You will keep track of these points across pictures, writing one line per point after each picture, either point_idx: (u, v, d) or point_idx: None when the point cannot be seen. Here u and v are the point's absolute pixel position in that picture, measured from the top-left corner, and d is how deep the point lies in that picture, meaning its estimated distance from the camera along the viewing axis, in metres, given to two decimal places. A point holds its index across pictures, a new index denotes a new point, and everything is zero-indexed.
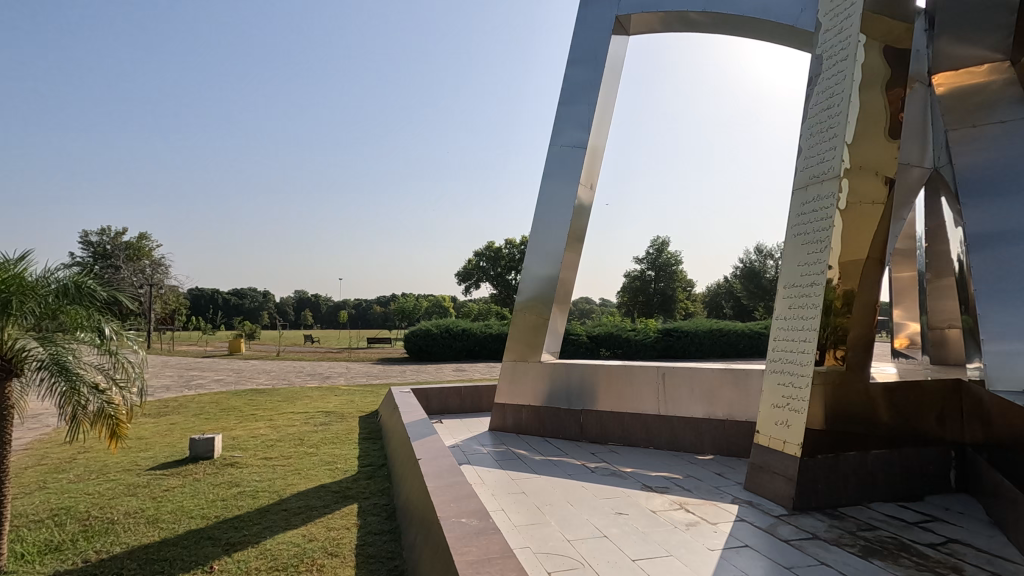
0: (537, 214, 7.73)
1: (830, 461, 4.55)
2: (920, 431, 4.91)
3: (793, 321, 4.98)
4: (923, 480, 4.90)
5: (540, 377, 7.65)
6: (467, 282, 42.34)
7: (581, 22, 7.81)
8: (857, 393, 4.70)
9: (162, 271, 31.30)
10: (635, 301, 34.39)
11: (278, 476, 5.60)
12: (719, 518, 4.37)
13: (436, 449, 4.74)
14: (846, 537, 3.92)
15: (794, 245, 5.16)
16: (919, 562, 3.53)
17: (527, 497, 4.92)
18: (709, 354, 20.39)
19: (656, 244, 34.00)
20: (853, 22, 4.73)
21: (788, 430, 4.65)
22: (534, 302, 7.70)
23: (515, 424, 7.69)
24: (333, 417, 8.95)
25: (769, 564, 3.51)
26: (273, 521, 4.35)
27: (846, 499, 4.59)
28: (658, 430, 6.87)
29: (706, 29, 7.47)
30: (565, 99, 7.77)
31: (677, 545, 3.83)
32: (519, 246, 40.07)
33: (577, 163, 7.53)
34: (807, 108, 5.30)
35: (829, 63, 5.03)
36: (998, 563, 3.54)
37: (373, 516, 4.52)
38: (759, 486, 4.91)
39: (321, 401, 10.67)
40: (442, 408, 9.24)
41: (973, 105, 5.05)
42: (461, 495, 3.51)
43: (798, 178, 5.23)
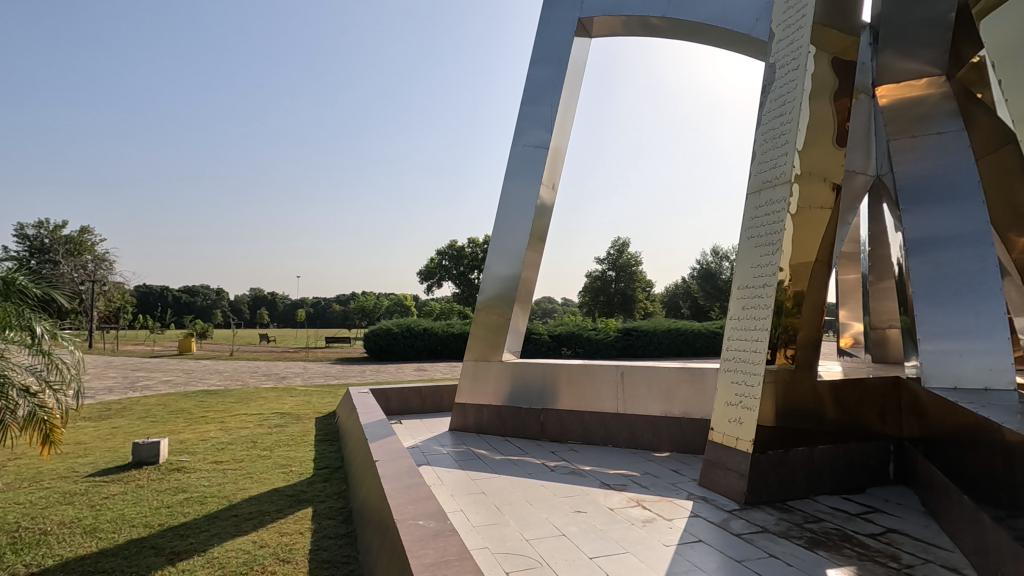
0: (500, 213, 7.72)
1: (779, 456, 4.72)
2: (862, 427, 5.14)
3: (746, 321, 5.12)
4: (865, 473, 5.13)
5: (501, 376, 7.65)
6: (429, 281, 42.01)
7: (543, 22, 7.83)
8: (805, 391, 4.88)
9: (106, 267, 29.81)
10: (596, 301, 34.83)
11: (228, 481, 5.39)
12: (675, 514, 4.46)
13: (394, 450, 4.66)
14: (793, 530, 4.07)
15: (748, 247, 5.30)
16: (860, 552, 3.69)
17: (486, 497, 4.90)
18: (667, 354, 20.84)
19: (617, 244, 34.52)
20: (804, 34, 4.85)
21: (741, 427, 4.77)
22: (496, 301, 7.70)
23: (476, 424, 7.65)
24: (289, 419, 8.71)
25: (721, 558, 3.60)
26: (222, 528, 4.19)
27: (795, 493, 4.77)
28: (616, 428, 6.96)
29: (666, 34, 7.61)
30: (527, 98, 7.77)
31: (634, 542, 3.89)
32: (482, 245, 40.04)
33: (539, 162, 7.55)
34: (761, 114, 5.46)
35: (782, 72, 5.18)
36: (932, 550, 3.74)
37: (328, 520, 4.41)
38: (713, 482, 5.04)
39: (277, 402, 10.37)
40: (402, 408, 9.11)
41: (913, 117, 5.33)
42: (419, 496, 3.46)
43: (753, 182, 5.38)
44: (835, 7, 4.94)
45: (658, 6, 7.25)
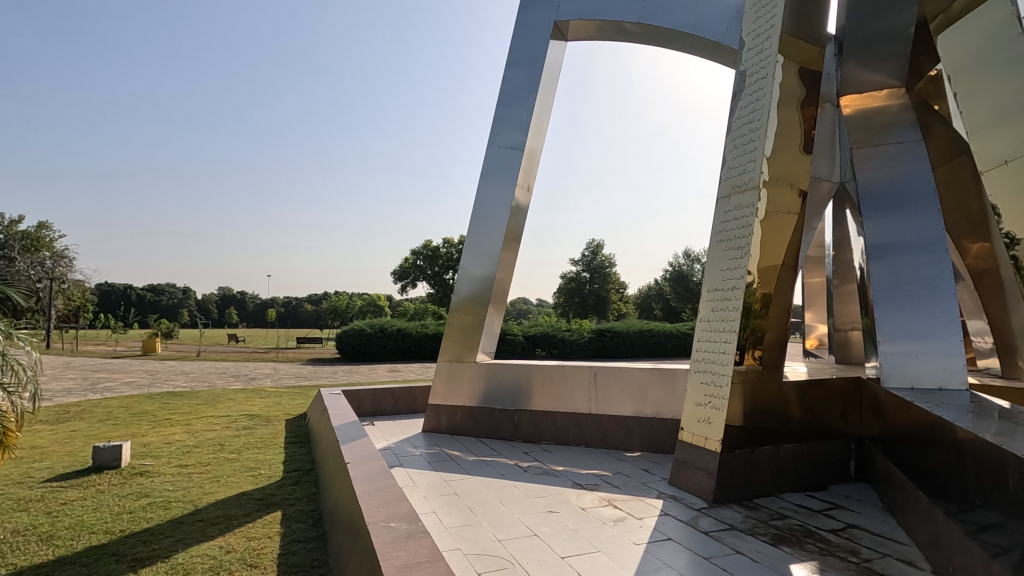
0: (475, 214, 7.71)
1: (746, 455, 4.83)
2: (826, 426, 5.31)
3: (715, 323, 5.22)
4: (828, 471, 5.30)
5: (475, 377, 7.64)
6: (403, 281, 41.67)
7: (519, 24, 7.85)
8: (772, 391, 5.00)
9: (66, 265, 28.73)
10: (571, 302, 35.08)
11: (194, 485, 5.26)
12: (645, 513, 4.53)
13: (366, 452, 4.61)
14: (759, 526, 4.17)
15: (718, 250, 5.40)
16: (822, 547, 3.82)
17: (459, 498, 4.89)
18: (639, 354, 21.08)
19: (592, 247, 34.83)
20: (772, 43, 4.97)
21: (710, 427, 4.85)
22: (470, 302, 7.68)
23: (449, 425, 7.62)
24: (258, 421, 8.54)
25: (690, 556, 3.66)
26: (187, 533, 4.09)
27: (761, 491, 4.89)
28: (589, 429, 7.03)
29: (641, 39, 7.72)
30: (503, 99, 7.78)
31: (605, 541, 3.93)
32: (457, 245, 39.96)
33: (514, 163, 7.58)
34: (731, 121, 5.58)
35: (752, 79, 5.30)
36: (889, 544, 3.89)
37: (298, 524, 4.35)
38: (683, 481, 5.13)
39: (246, 404, 10.16)
40: (374, 410, 9.02)
41: (876, 126, 5.55)
42: (391, 498, 3.43)
43: (723, 187, 5.49)
44: (801, 19, 5.10)
45: (633, 12, 7.36)
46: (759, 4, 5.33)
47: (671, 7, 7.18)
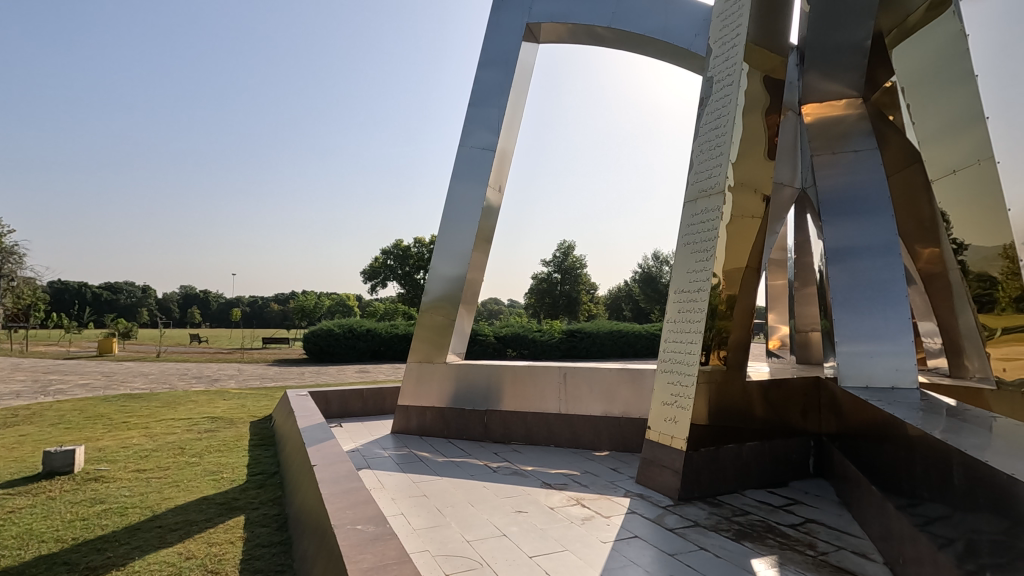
0: (446, 214, 7.68)
1: (710, 454, 4.94)
2: (786, 424, 5.48)
3: (682, 324, 5.31)
4: (788, 468, 5.47)
5: (445, 378, 7.61)
6: (373, 281, 41.18)
7: (491, 25, 7.85)
8: (735, 390, 5.14)
9: (15, 261, 27.43)
10: (542, 302, 35.25)
11: (152, 491, 5.09)
12: (613, 511, 4.59)
13: (333, 454, 4.54)
14: (722, 523, 4.28)
15: (685, 253, 5.51)
16: (782, 541, 3.94)
17: (428, 499, 4.87)
18: (609, 355, 21.33)
19: (563, 248, 35.07)
20: (738, 51, 5.10)
21: (676, 426, 4.94)
22: (441, 302, 7.65)
23: (418, 426, 7.56)
24: (221, 423, 8.32)
25: (656, 553, 3.73)
26: (144, 540, 3.96)
27: (725, 488, 5.01)
28: (558, 429, 7.08)
29: (612, 44, 7.83)
30: (475, 100, 7.77)
31: (572, 540, 3.97)
32: (428, 245, 39.71)
33: (486, 164, 7.58)
34: (698, 127, 5.70)
35: (718, 87, 5.43)
36: (844, 538, 4.04)
37: (262, 528, 4.25)
38: (650, 479, 5.22)
39: (208, 406, 9.88)
40: (342, 411, 8.89)
41: (834, 135, 5.78)
42: (358, 501, 3.39)
43: (690, 191, 5.60)
44: (765, 29, 5.25)
45: (604, 16, 7.46)
46: (725, 13, 5.47)
47: (641, 13, 7.31)
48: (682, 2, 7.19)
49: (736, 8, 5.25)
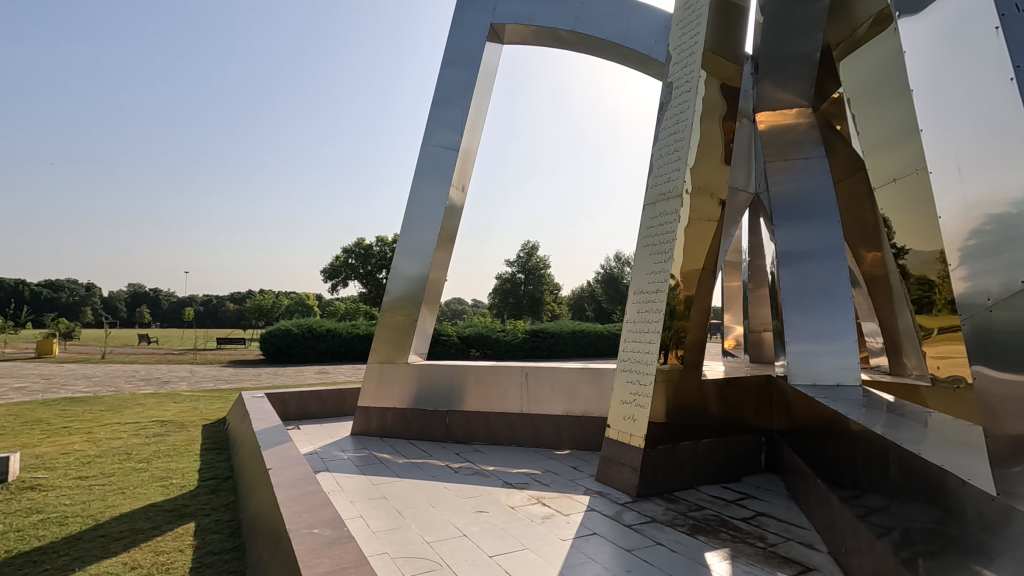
0: (408, 214, 7.60)
1: (668, 451, 5.07)
2: (739, 421, 5.68)
3: (641, 324, 5.41)
4: (741, 463, 5.66)
5: (407, 379, 7.53)
6: (334, 280, 40.37)
7: (455, 24, 7.81)
8: (691, 388, 5.28)
9: None
10: (506, 302, 35.30)
11: (94, 499, 4.85)
12: (572, 509, 4.64)
13: (290, 457, 4.44)
14: (678, 518, 4.39)
15: (644, 254, 5.62)
16: (734, 535, 4.07)
17: (388, 501, 4.81)
18: (571, 354, 21.57)
19: (527, 248, 35.20)
20: (695, 59, 5.25)
21: (635, 424, 5.03)
22: (403, 302, 7.57)
23: (379, 428, 7.45)
24: (170, 427, 8.00)
25: (614, 549, 3.79)
26: (85, 551, 3.78)
27: (682, 484, 5.15)
28: (520, 428, 7.11)
29: (575, 46, 7.91)
30: (438, 98, 7.72)
31: (532, 538, 4.00)
32: (391, 244, 39.21)
33: (448, 164, 7.54)
34: (658, 131, 5.83)
35: (677, 92, 5.56)
36: (793, 530, 4.21)
37: (213, 535, 4.12)
38: (609, 477, 5.30)
39: (157, 409, 9.49)
40: (301, 413, 8.68)
41: (785, 143, 6.04)
42: (315, 504, 3.33)
43: (650, 194, 5.72)
44: (721, 37, 5.41)
45: (567, 20, 7.54)
46: (684, 21, 5.61)
47: (604, 19, 7.44)
48: (643, 9, 7.34)
49: (694, 16, 5.40)
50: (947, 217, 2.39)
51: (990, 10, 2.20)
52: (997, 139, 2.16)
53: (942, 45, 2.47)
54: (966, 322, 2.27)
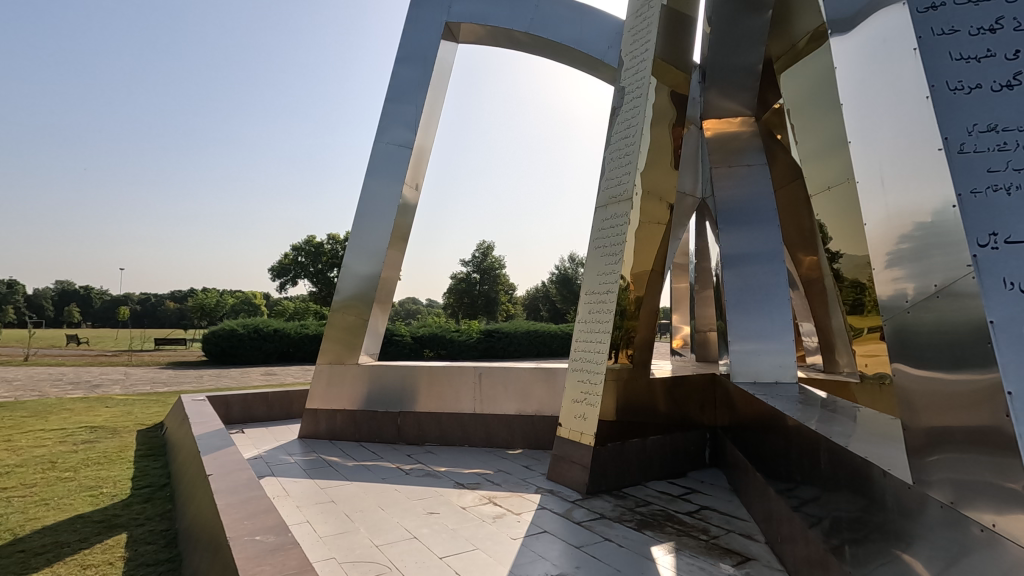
0: (359, 211, 7.45)
1: (617, 448, 5.17)
2: (684, 418, 5.89)
3: (592, 324, 5.50)
4: (687, 459, 5.85)
5: (358, 379, 7.38)
6: (283, 279, 39.11)
7: (409, 20, 7.70)
8: (640, 387, 5.42)
9: None
10: (461, 302, 35.10)
11: (13, 511, 4.52)
12: (523, 507, 4.68)
13: (231, 462, 4.26)
14: (626, 514, 4.49)
15: (596, 255, 5.71)
16: (679, 528, 4.20)
17: (336, 505, 4.71)
18: (526, 354, 21.70)
19: (482, 248, 35.20)
20: (646, 65, 5.38)
21: (585, 422, 5.11)
22: (353, 301, 7.41)
23: (328, 430, 7.28)
24: (101, 433, 7.53)
25: (563, 546, 3.85)
26: (2, 568, 3.51)
27: (630, 480, 5.27)
28: (472, 428, 7.11)
29: (530, 48, 7.98)
30: (392, 95, 7.60)
31: (483, 538, 4.00)
32: (343, 242, 38.29)
33: (402, 161, 7.45)
34: (610, 135, 5.94)
35: (629, 97, 5.68)
36: (734, 521, 4.38)
37: (147, 546, 3.91)
38: (560, 475, 5.37)
39: (86, 415, 8.92)
40: (245, 416, 8.36)
41: (730, 150, 6.28)
42: (258, 511, 3.21)
43: (602, 196, 5.82)
44: (671, 46, 5.57)
45: (522, 22, 7.59)
46: (635, 28, 5.75)
47: (558, 23, 7.53)
48: (596, 15, 7.50)
49: (645, 24, 5.54)
50: (872, 224, 2.55)
51: (909, 31, 2.37)
52: (915, 152, 2.32)
53: (867, 62, 2.63)
54: (888, 323, 2.43)
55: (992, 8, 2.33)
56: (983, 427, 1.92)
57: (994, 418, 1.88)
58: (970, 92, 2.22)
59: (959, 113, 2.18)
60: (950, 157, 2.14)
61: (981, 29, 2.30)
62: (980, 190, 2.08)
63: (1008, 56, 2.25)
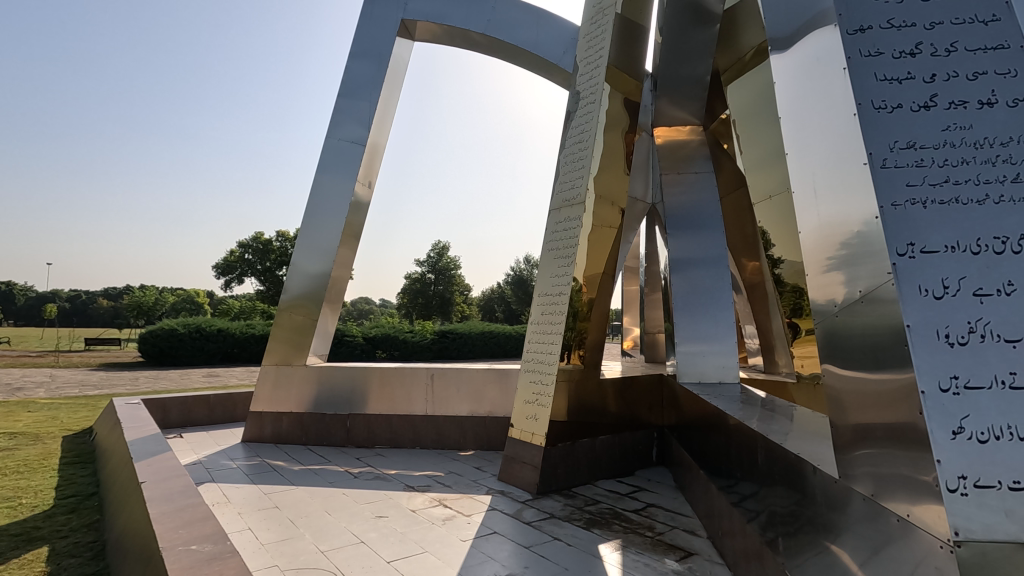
0: (310, 208, 7.25)
1: (567, 448, 5.24)
2: (633, 417, 6.05)
3: (544, 325, 5.55)
4: (636, 458, 6.00)
5: (306, 381, 7.18)
6: (228, 276, 37.60)
7: (364, 15, 7.56)
8: (591, 388, 5.51)
9: None
10: (415, 302, 34.66)
11: None
12: (474, 509, 4.67)
13: (166, 469, 4.06)
14: (575, 513, 4.56)
15: (549, 257, 5.76)
16: (626, 526, 4.29)
17: (280, 510, 4.56)
18: (480, 355, 21.68)
19: (437, 248, 34.88)
20: (600, 72, 5.48)
21: (536, 423, 5.15)
22: (302, 301, 7.20)
23: (273, 433, 7.05)
24: (21, 440, 7.01)
25: (512, 546, 3.87)
26: None
27: (580, 480, 5.35)
28: (424, 430, 7.04)
29: (486, 49, 7.99)
30: (345, 90, 7.45)
31: (432, 541, 3.96)
32: (293, 240, 37.14)
33: (355, 158, 7.30)
34: (565, 139, 6.02)
35: (583, 103, 5.76)
36: (678, 518, 4.52)
37: (71, 559, 3.68)
38: (511, 476, 5.39)
39: (5, 420, 8.31)
40: (183, 420, 7.98)
41: (679, 157, 6.49)
42: (194, 519, 3.07)
43: (555, 200, 5.89)
44: (624, 53, 5.70)
45: (478, 23, 7.60)
46: (590, 35, 5.85)
47: (514, 26, 7.59)
48: (552, 19, 7.60)
49: (599, 31, 5.64)
50: (806, 232, 2.70)
51: (839, 52, 2.52)
52: (844, 165, 2.46)
53: (805, 78, 2.77)
54: (819, 326, 2.58)
55: (912, 34, 2.49)
56: (901, 423, 2.06)
57: (910, 415, 2.01)
58: (893, 111, 2.38)
59: (883, 131, 2.33)
60: (874, 171, 2.29)
61: (903, 53, 2.46)
62: (900, 203, 2.23)
63: (926, 79, 2.42)
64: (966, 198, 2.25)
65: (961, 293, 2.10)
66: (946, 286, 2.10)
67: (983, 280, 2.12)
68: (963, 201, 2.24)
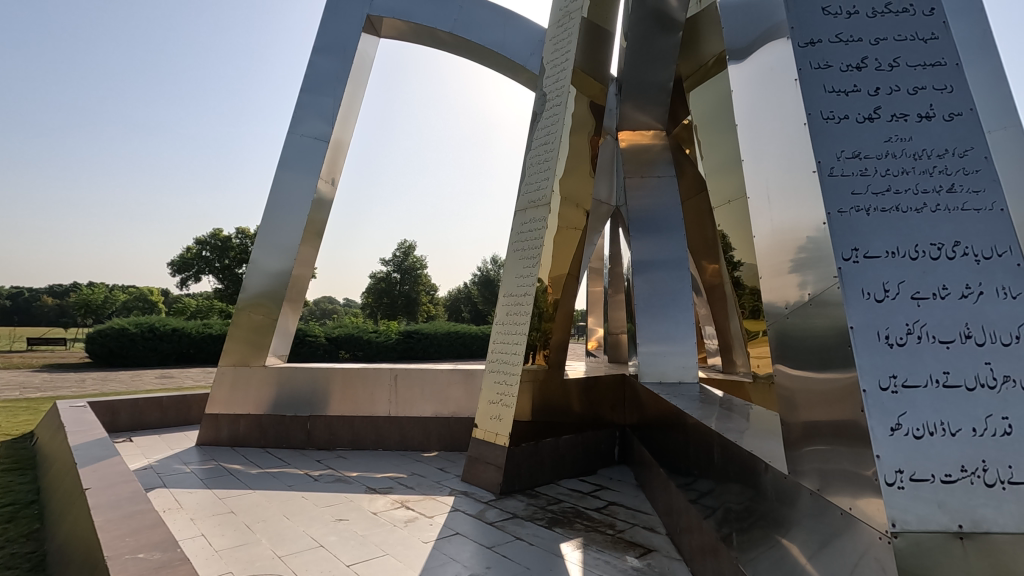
0: (270, 204, 7.08)
1: (531, 448, 5.26)
2: (595, 417, 6.12)
3: (509, 326, 5.57)
4: (598, 457, 6.07)
5: (264, 382, 6.99)
6: (184, 274, 36.26)
7: (329, 9, 7.42)
8: (555, 387, 5.56)
9: None
10: (380, 302, 34.18)
11: None
12: (436, 510, 4.64)
13: (113, 475, 3.89)
14: (538, 512, 4.58)
15: (514, 258, 5.78)
16: (587, 524, 4.34)
17: (236, 516, 4.43)
18: (445, 355, 21.54)
19: (403, 248, 34.54)
20: (565, 75, 5.53)
21: (500, 423, 5.16)
22: (261, 300, 7.02)
23: (230, 436, 6.84)
24: None
25: (474, 547, 3.86)
26: None
27: (544, 479, 5.38)
28: (387, 432, 6.96)
29: (453, 48, 7.96)
30: (308, 85, 7.29)
31: (393, 544, 3.92)
32: (253, 237, 36.10)
33: (318, 154, 7.16)
34: (531, 141, 6.05)
35: (549, 104, 5.81)
36: (639, 516, 4.60)
37: (8, 571, 3.49)
38: (474, 476, 5.38)
39: None
40: (133, 423, 7.66)
41: (642, 161, 6.61)
42: (142, 526, 2.95)
43: (521, 201, 5.91)
44: (590, 57, 5.77)
45: (445, 21, 7.57)
46: (556, 37, 5.89)
47: (481, 26, 7.59)
48: (519, 21, 7.63)
49: (565, 34, 5.70)
50: (761, 236, 2.80)
51: (792, 63, 2.62)
52: (796, 172, 2.56)
53: (761, 88, 2.87)
54: (772, 328, 2.67)
55: (858, 48, 2.62)
56: (845, 421, 2.15)
57: (852, 413, 2.11)
58: (840, 122, 2.49)
59: (831, 141, 2.44)
60: (822, 179, 2.39)
61: (850, 67, 2.58)
62: (845, 210, 2.33)
63: (870, 92, 2.54)
64: (906, 206, 2.36)
65: (900, 297, 2.20)
66: (887, 290, 2.21)
67: (921, 284, 2.23)
68: (903, 210, 2.35)
